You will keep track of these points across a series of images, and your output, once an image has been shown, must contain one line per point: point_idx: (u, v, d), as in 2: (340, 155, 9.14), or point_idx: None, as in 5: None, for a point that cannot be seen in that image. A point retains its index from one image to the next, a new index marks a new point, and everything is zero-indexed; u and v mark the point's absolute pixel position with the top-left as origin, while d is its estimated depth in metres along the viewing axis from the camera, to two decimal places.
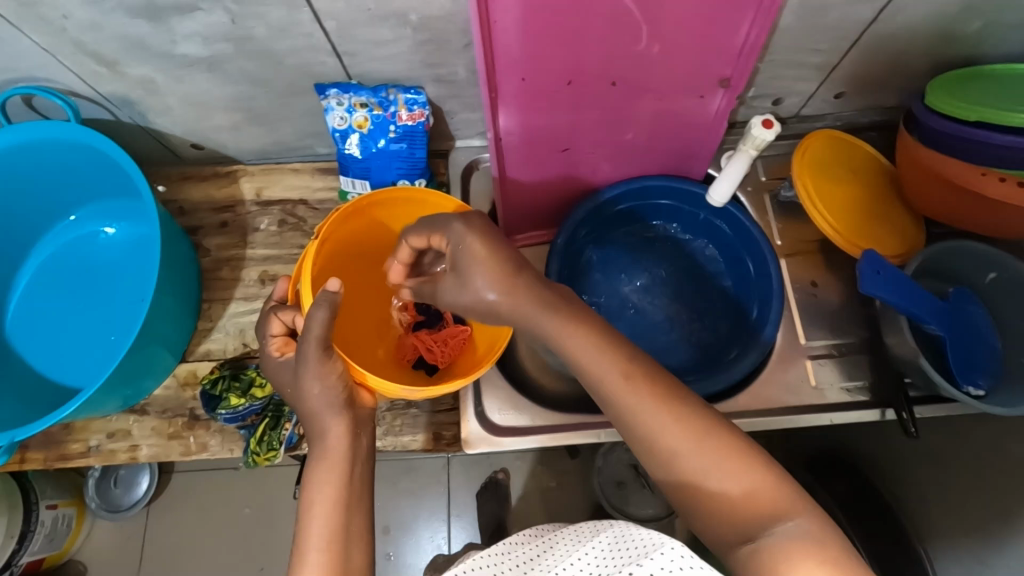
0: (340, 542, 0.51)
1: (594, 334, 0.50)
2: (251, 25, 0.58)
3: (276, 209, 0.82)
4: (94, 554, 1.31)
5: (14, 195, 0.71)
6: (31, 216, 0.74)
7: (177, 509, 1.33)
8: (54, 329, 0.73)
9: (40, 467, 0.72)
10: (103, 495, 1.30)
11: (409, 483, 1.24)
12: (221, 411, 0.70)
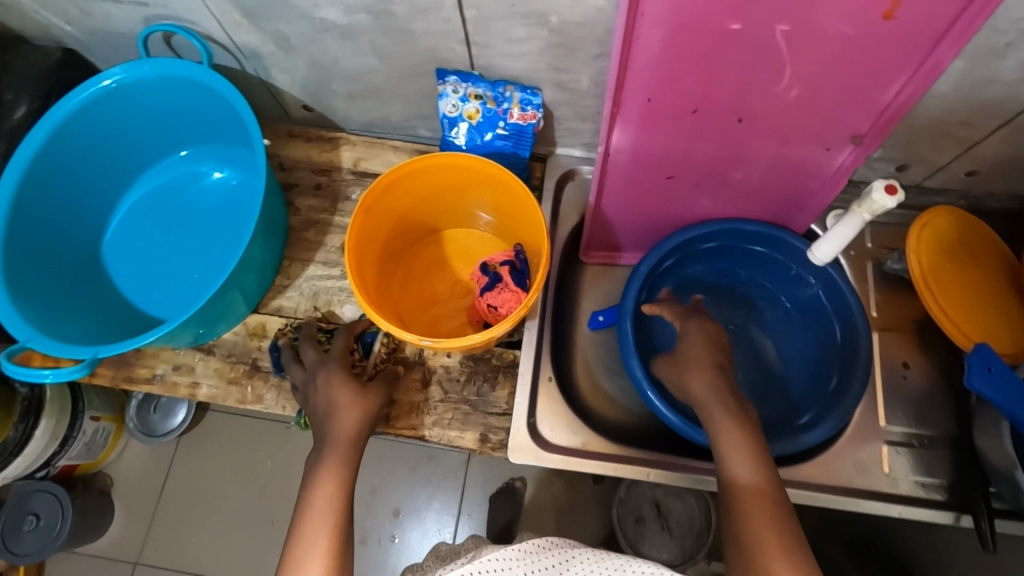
0: (338, 540, 0.57)
1: (750, 440, 0.59)
2: (394, 2, 0.59)
3: (370, 181, 0.83)
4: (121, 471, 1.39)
5: (136, 123, 0.74)
6: (146, 147, 0.78)
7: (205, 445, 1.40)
8: (147, 256, 0.77)
9: (107, 383, 0.75)
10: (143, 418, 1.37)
11: (427, 470, 1.24)
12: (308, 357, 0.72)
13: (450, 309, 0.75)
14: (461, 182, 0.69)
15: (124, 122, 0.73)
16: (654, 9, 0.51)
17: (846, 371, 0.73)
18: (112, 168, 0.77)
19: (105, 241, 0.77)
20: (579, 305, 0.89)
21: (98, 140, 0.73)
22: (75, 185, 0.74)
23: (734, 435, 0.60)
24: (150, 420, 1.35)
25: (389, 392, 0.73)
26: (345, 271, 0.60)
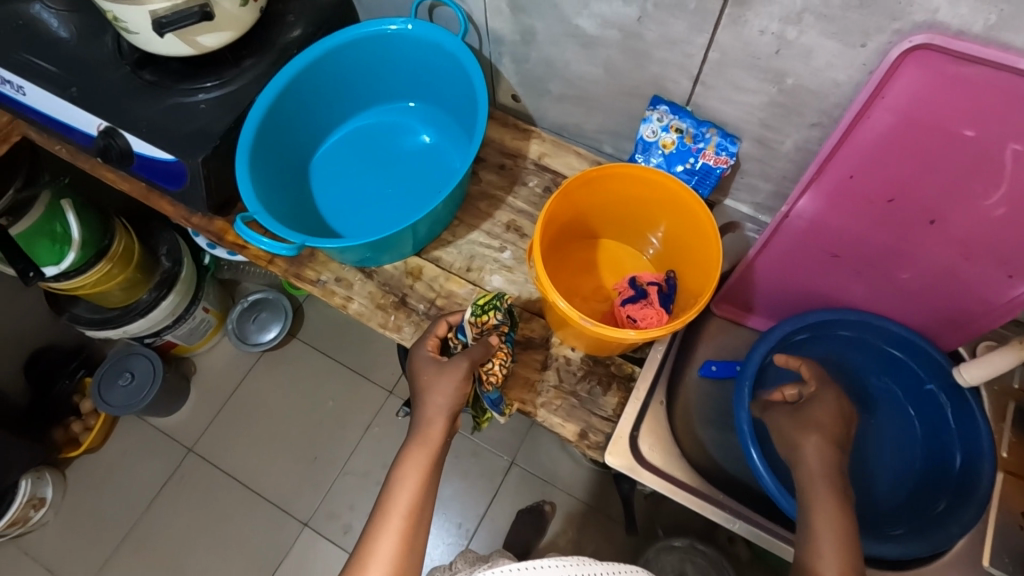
0: (410, 526, 0.62)
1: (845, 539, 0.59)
2: (649, 28, 0.66)
3: (548, 175, 0.89)
4: (226, 365, 1.81)
5: (382, 68, 0.86)
6: (380, 91, 0.89)
7: (299, 378, 1.79)
8: (348, 180, 0.88)
9: (279, 274, 0.84)
10: (241, 324, 1.78)
11: (467, 464, 1.36)
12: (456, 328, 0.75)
13: (588, 307, 0.79)
14: (646, 197, 0.74)
15: (374, 64, 0.85)
16: (898, 94, 0.56)
17: (959, 499, 0.72)
18: (348, 99, 0.88)
19: (318, 156, 0.89)
20: (695, 349, 0.91)
21: (349, 73, 0.85)
22: (319, 103, 0.85)
23: (840, 523, 0.61)
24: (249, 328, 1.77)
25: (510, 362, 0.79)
26: (534, 236, 0.66)
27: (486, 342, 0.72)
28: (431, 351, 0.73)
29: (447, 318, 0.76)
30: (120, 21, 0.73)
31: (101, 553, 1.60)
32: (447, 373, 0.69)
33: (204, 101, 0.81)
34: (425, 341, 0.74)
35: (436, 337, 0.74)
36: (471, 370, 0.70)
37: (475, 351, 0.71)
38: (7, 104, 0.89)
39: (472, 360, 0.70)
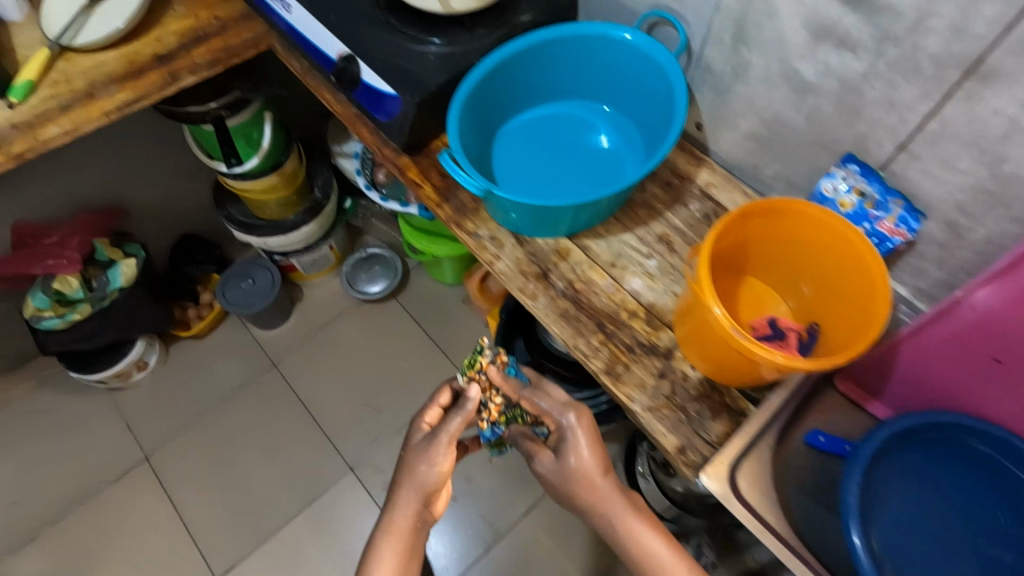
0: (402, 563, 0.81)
1: None
2: (873, 86, 0.69)
3: (710, 203, 0.92)
4: (328, 304, 1.94)
5: (593, 67, 0.93)
6: (582, 85, 0.96)
7: (384, 338, 1.88)
8: (527, 154, 0.95)
9: (442, 218, 0.92)
10: (354, 271, 1.92)
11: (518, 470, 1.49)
12: (465, 374, 0.94)
13: None
14: (820, 244, 0.74)
15: (588, 62, 0.92)
16: None
17: None
18: (553, 84, 0.95)
19: (507, 125, 0.97)
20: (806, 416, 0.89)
21: (563, 64, 0.93)
22: (528, 82, 0.93)
23: None
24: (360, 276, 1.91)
25: (630, 361, 0.81)
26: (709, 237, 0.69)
27: (464, 406, 0.87)
28: (428, 423, 0.92)
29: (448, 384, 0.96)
30: None
31: (173, 428, 1.74)
32: (432, 448, 0.85)
33: (433, 52, 0.91)
34: (425, 411, 0.93)
35: (437, 407, 0.94)
36: (451, 437, 0.86)
37: (455, 421, 0.86)
38: (270, 18, 1.05)
39: (453, 428, 0.86)
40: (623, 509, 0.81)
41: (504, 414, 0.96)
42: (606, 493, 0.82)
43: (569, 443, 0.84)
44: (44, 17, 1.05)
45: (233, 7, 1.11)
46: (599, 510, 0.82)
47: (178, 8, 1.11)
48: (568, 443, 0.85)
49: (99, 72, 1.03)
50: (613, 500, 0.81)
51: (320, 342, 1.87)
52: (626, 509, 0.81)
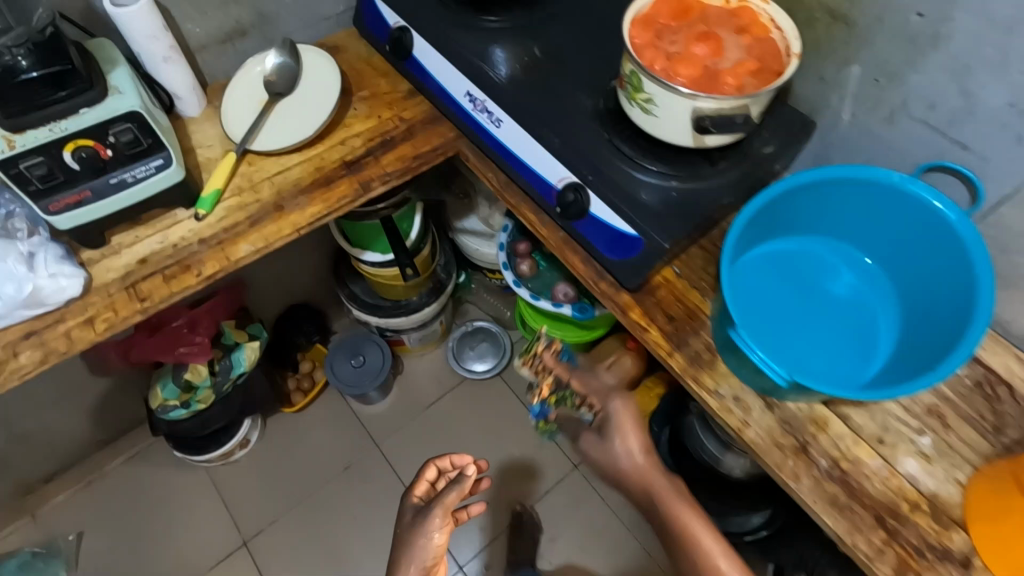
0: None
1: None
2: None
3: (980, 368, 0.81)
4: (429, 379, 1.83)
5: (859, 211, 0.82)
6: (831, 224, 0.86)
7: (487, 422, 1.76)
8: (769, 293, 0.84)
9: (675, 368, 0.83)
10: (459, 345, 1.84)
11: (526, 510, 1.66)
12: (529, 348, 1.19)
13: None
14: None
15: (855, 205, 0.82)
16: None
17: None
18: (803, 218, 0.85)
19: (748, 254, 0.86)
20: None
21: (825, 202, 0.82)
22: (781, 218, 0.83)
23: None
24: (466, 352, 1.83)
25: (922, 569, 0.70)
26: None
27: (461, 481, 0.89)
28: (418, 496, 0.98)
29: (435, 461, 0.98)
30: (654, 106, 0.77)
31: (275, 510, 1.65)
32: (425, 517, 0.90)
33: (676, 189, 0.84)
34: (415, 487, 0.99)
35: (425, 481, 0.99)
36: (446, 508, 0.89)
37: (450, 493, 0.89)
38: (467, 127, 0.98)
39: (450, 500, 0.88)
40: (660, 477, 0.91)
41: (552, 399, 1.18)
42: (651, 472, 0.91)
43: (616, 427, 0.94)
44: (227, 122, 1.00)
45: (419, 107, 1.04)
46: (662, 501, 0.89)
47: (360, 107, 1.05)
48: (609, 440, 0.94)
49: (284, 179, 0.96)
50: (659, 476, 0.91)
51: (420, 421, 1.77)
52: (682, 502, 0.89)
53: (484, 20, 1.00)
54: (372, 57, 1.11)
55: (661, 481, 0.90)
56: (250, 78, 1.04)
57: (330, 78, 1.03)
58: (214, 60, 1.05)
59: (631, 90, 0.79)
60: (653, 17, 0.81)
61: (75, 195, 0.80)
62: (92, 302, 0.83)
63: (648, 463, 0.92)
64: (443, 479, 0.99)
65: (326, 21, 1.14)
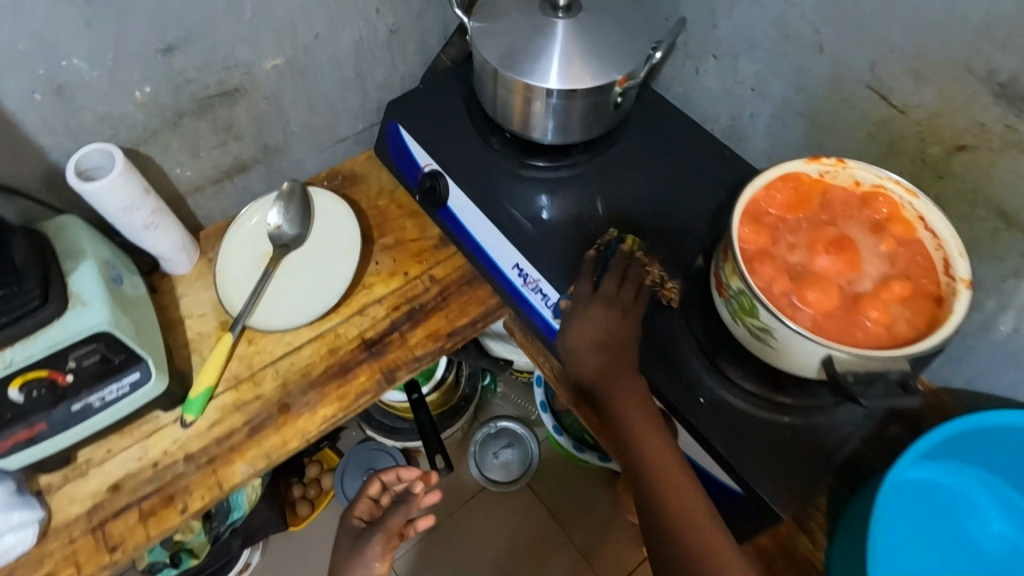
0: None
1: None
2: None
3: None
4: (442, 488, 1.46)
5: None
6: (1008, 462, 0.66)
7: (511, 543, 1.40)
8: (908, 540, 0.67)
9: None
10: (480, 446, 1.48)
11: None
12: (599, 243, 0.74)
13: None
14: None
15: None
16: None
17: None
18: (975, 451, 0.65)
19: (903, 477, 0.66)
20: None
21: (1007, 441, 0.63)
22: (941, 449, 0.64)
23: None
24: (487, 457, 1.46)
25: None
26: None
27: (409, 500, 0.80)
28: (359, 517, 0.81)
29: (380, 477, 0.82)
30: (772, 338, 0.59)
31: None
32: (359, 547, 0.78)
33: (787, 425, 0.65)
34: (357, 507, 0.81)
35: (368, 499, 0.81)
36: (388, 535, 0.78)
37: (394, 514, 0.79)
38: (513, 300, 0.80)
39: (394, 526, 0.79)
40: (649, 432, 0.63)
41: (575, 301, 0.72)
42: (641, 423, 0.63)
43: (625, 393, 0.64)
44: (223, 285, 0.83)
45: (453, 262, 0.87)
46: (666, 505, 0.59)
47: (383, 261, 0.87)
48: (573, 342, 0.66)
49: (291, 366, 0.78)
50: (658, 439, 0.62)
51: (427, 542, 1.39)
52: (649, 425, 0.63)
53: (528, 164, 0.82)
54: (396, 190, 0.94)
55: (657, 436, 0.63)
56: (252, 225, 0.87)
57: (348, 230, 0.86)
58: (208, 201, 0.88)
59: (738, 309, 0.61)
60: (764, 209, 0.63)
61: (27, 430, 0.63)
62: (51, 551, 0.67)
63: (590, 350, 0.65)
64: (388, 494, 0.82)
65: (341, 142, 0.96)
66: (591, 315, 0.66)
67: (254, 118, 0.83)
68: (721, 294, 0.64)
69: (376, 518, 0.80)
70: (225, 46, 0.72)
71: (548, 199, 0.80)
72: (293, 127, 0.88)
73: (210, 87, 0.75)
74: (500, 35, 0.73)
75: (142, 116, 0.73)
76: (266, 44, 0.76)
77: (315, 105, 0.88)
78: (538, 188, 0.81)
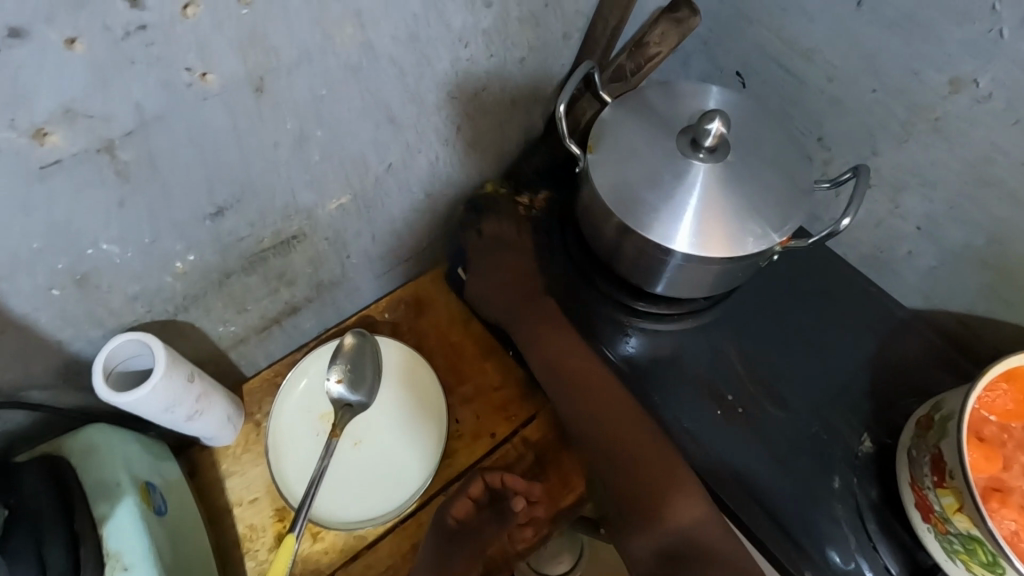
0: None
1: None
2: None
3: None
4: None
5: None
6: None
7: None
8: None
9: None
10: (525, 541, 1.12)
11: None
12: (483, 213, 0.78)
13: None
14: None
15: None
16: None
17: None
18: None
19: None
20: None
21: None
22: None
23: None
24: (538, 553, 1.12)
25: None
26: None
27: (507, 518, 0.66)
28: (451, 518, 0.65)
29: (484, 477, 0.66)
30: None
31: None
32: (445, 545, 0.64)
33: None
34: (454, 504, 0.65)
35: (467, 499, 0.66)
36: (483, 546, 0.66)
37: (490, 527, 0.66)
38: None
39: (490, 541, 0.67)
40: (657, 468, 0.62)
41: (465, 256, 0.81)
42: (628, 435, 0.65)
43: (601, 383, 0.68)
44: (277, 461, 0.69)
45: (548, 418, 0.73)
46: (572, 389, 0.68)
47: (464, 418, 0.73)
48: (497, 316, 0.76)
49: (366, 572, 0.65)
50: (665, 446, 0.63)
51: None
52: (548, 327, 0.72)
53: (635, 311, 0.69)
54: (470, 322, 0.79)
55: (602, 388, 0.67)
56: (309, 380, 0.73)
57: (427, 389, 0.73)
58: (252, 349, 0.74)
59: (962, 551, 0.49)
60: (982, 416, 0.51)
61: None
62: None
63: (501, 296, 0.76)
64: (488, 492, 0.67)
65: (402, 263, 0.82)
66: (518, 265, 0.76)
67: (311, 259, 0.69)
68: (929, 520, 0.52)
69: (462, 522, 0.65)
70: (285, 195, 0.58)
71: (637, 338, 0.69)
72: (353, 258, 0.74)
73: (265, 239, 0.61)
74: (623, 174, 0.59)
75: (182, 286, 0.58)
76: (333, 185, 0.62)
77: (378, 233, 0.74)
78: (638, 335, 0.68)
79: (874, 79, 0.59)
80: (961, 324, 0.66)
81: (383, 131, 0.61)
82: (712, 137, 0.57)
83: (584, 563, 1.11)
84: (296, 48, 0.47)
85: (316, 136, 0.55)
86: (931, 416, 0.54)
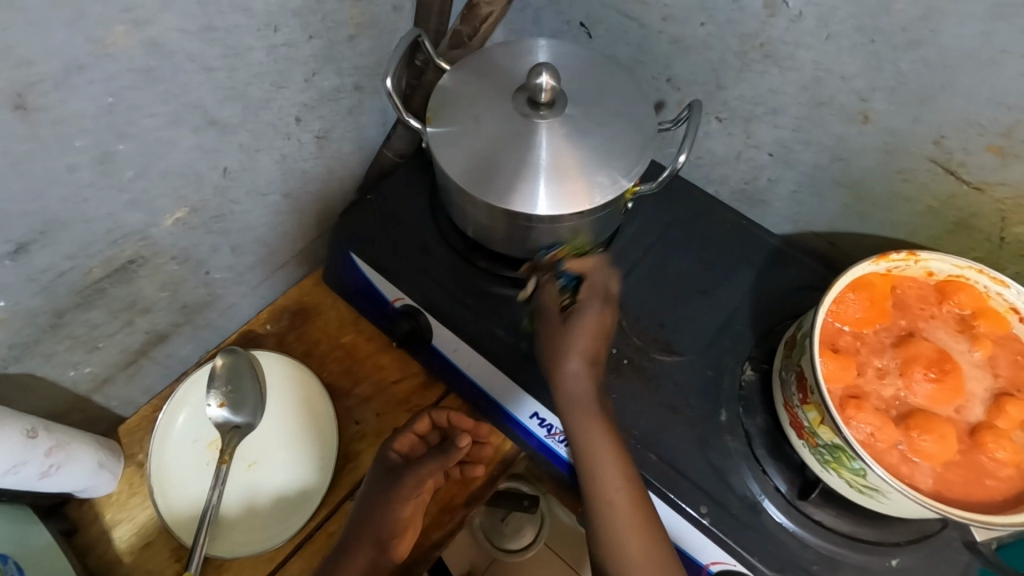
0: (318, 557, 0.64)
1: None
2: None
3: None
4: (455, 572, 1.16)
5: None
6: None
7: None
8: None
9: None
10: (490, 523, 1.10)
11: None
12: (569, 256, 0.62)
13: None
14: None
15: None
16: None
17: None
18: None
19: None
20: None
21: None
22: None
23: None
24: (501, 530, 1.09)
25: None
26: None
27: (447, 451, 0.65)
28: (397, 452, 0.65)
29: (431, 414, 0.67)
30: (881, 494, 0.49)
31: None
32: (388, 479, 0.63)
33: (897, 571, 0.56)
34: (399, 439, 0.65)
35: (413, 435, 0.66)
36: (421, 482, 0.63)
37: (429, 462, 0.64)
38: (539, 453, 0.67)
39: (428, 474, 0.63)
40: (617, 475, 0.55)
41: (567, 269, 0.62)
42: (593, 424, 0.56)
43: (561, 342, 0.57)
44: (166, 500, 0.64)
45: (449, 404, 0.72)
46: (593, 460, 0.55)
47: (364, 419, 0.71)
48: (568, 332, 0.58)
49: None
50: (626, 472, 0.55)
51: None
52: (599, 444, 0.55)
53: (523, 283, 0.67)
54: (359, 319, 0.76)
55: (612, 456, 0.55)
56: (190, 409, 0.69)
57: (321, 399, 0.70)
58: (121, 387, 0.69)
59: (832, 460, 0.51)
60: (836, 327, 0.53)
61: None
62: None
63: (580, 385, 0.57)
64: (437, 432, 0.68)
65: (277, 270, 0.78)
66: (584, 318, 0.57)
67: (164, 283, 0.64)
68: (803, 436, 0.53)
69: (407, 458, 0.65)
70: (102, 219, 0.53)
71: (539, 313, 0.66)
72: (216, 274, 0.69)
73: (94, 271, 0.56)
74: (467, 144, 0.57)
75: (4, 335, 0.53)
76: (161, 200, 0.57)
77: (239, 243, 0.69)
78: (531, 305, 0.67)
79: (702, 13, 0.59)
80: (828, 243, 0.68)
81: (205, 135, 0.56)
82: (544, 93, 0.55)
83: (547, 529, 1.12)
84: (56, 55, 0.42)
85: (119, 151, 0.50)
86: (795, 335, 0.55)
